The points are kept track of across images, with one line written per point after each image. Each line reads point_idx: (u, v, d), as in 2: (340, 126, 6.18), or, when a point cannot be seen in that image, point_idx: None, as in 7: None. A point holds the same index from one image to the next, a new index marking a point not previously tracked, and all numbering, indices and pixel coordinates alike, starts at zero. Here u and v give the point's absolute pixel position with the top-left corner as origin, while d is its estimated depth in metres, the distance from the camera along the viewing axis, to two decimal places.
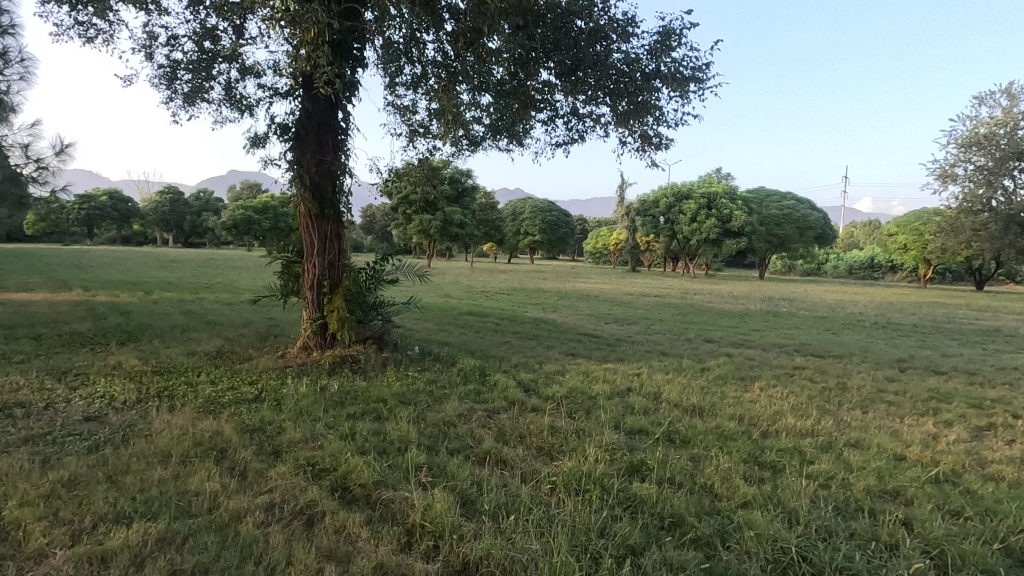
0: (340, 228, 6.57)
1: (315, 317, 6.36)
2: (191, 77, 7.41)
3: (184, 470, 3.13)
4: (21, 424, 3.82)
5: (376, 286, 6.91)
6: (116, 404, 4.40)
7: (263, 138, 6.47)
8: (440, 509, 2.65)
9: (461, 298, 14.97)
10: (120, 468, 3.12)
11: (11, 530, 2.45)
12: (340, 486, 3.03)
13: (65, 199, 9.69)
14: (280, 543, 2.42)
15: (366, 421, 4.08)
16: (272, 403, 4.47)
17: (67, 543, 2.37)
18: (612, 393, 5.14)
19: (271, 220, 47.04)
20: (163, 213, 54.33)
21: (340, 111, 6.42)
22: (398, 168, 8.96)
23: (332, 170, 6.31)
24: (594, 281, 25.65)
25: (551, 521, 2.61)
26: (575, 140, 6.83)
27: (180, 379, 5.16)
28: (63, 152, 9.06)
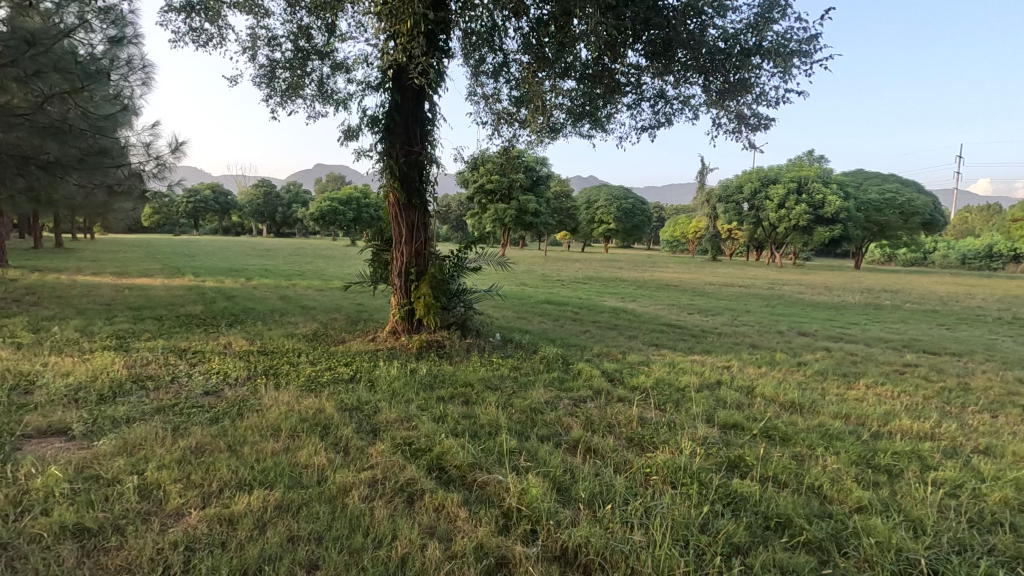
0: (426, 217, 6.74)
1: (403, 303, 6.58)
2: (288, 75, 7.84)
3: (293, 443, 3.35)
4: (153, 395, 4.26)
5: (460, 274, 7.06)
6: (230, 380, 4.79)
7: (356, 131, 6.75)
8: (536, 493, 2.67)
9: (537, 286, 14.97)
10: (239, 439, 3.39)
11: (153, 489, 2.73)
12: (437, 467, 3.11)
13: (178, 192, 10.68)
14: (385, 517, 2.53)
15: (456, 405, 4.18)
16: (367, 383, 4.71)
17: (200, 505, 2.60)
18: (701, 386, 4.97)
19: (355, 211, 49.27)
20: (258, 206, 58.21)
21: (427, 101, 6.57)
22: (478, 156, 9.06)
23: (419, 159, 6.48)
24: (674, 271, 24.82)
25: (650, 513, 2.56)
26: (661, 123, 6.59)
27: (283, 359, 5.54)
28: (178, 150, 9.95)
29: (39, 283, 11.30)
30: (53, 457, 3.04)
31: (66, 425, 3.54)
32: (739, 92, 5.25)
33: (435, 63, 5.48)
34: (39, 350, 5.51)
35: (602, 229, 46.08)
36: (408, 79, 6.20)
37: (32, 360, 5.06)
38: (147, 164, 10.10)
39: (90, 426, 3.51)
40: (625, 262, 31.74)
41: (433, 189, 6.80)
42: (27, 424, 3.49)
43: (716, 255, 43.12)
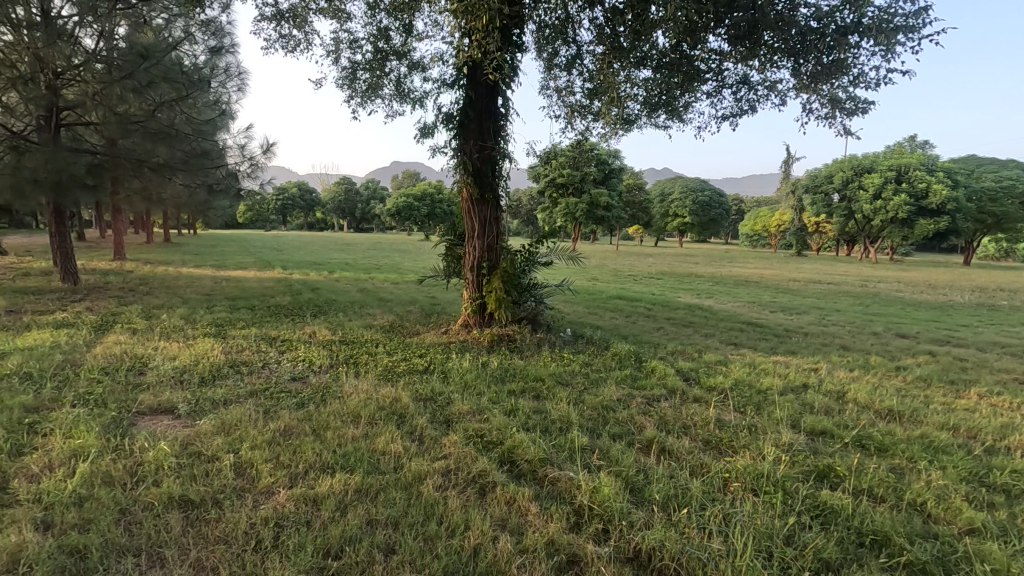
0: (498, 212, 6.80)
1: (475, 297, 6.68)
2: (368, 76, 8.14)
3: (372, 430, 3.49)
4: (247, 379, 4.59)
5: (531, 268, 7.06)
6: (314, 367, 5.07)
7: (431, 128, 6.91)
8: (608, 492, 2.62)
9: (608, 282, 14.71)
10: (323, 424, 3.58)
11: (247, 467, 2.94)
12: (509, 460, 3.13)
13: (269, 190, 11.42)
14: (458, 507, 2.58)
15: (527, 399, 4.19)
16: (440, 375, 4.83)
17: (287, 484, 2.77)
18: (785, 389, 4.68)
19: (429, 207, 50.62)
20: (339, 203, 61.24)
21: (501, 96, 6.61)
22: (551, 150, 9.01)
23: (492, 155, 6.54)
24: (755, 266, 23.60)
25: (730, 521, 2.44)
26: (743, 111, 6.26)
27: (362, 349, 5.79)
28: (269, 150, 10.64)
29: (151, 275, 12.49)
30: (163, 433, 3.34)
31: (174, 405, 3.88)
32: (834, 74, 4.87)
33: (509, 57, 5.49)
34: (151, 336, 6.10)
35: (677, 222, 44.60)
36: (483, 76, 6.27)
37: (145, 345, 5.60)
38: (242, 164, 10.79)
39: (193, 406, 3.83)
40: (702, 257, 30.54)
41: (506, 184, 6.85)
42: (141, 402, 3.86)
43: (802, 250, 40.55)
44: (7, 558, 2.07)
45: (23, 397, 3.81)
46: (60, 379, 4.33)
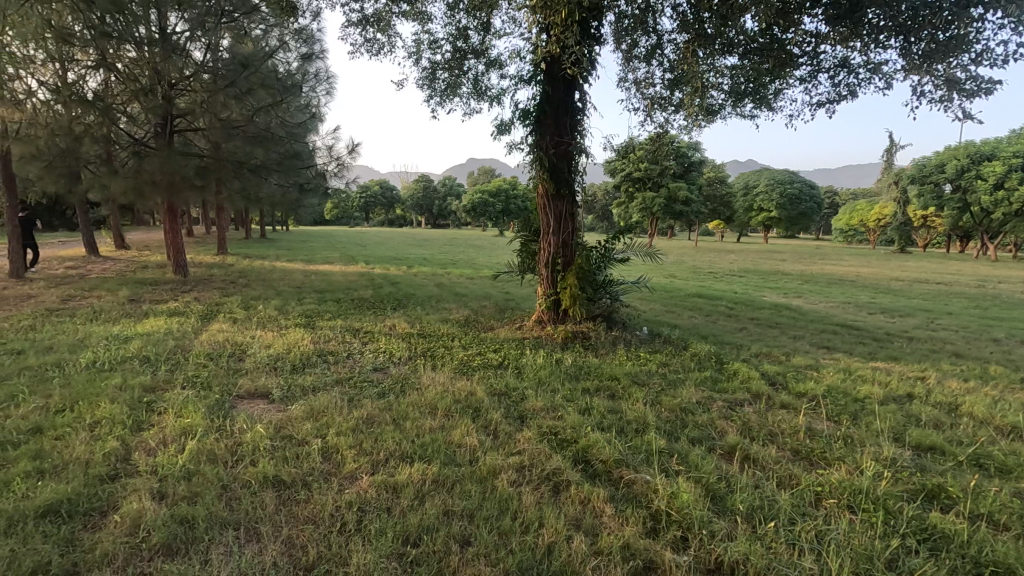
0: (574, 208, 6.73)
1: (550, 293, 6.67)
2: (447, 75, 8.31)
3: (448, 422, 3.58)
4: (333, 368, 4.85)
5: (607, 265, 6.94)
6: (395, 358, 5.27)
7: (508, 125, 6.95)
8: (687, 498, 2.52)
9: (687, 279, 14.18)
10: (402, 414, 3.71)
11: (334, 452, 3.11)
12: (583, 459, 3.09)
13: (353, 188, 11.98)
14: (533, 503, 2.58)
15: (602, 398, 4.13)
16: (514, 370, 4.87)
17: (370, 471, 2.89)
18: (886, 398, 4.30)
19: (503, 203, 51.15)
20: (417, 200, 63.34)
21: (578, 90, 6.54)
22: (628, 143, 8.79)
23: (569, 150, 6.49)
24: (850, 264, 21.87)
25: (822, 538, 2.28)
26: (842, 97, 5.80)
27: (439, 343, 5.94)
28: (354, 150, 11.15)
29: (250, 268, 13.50)
30: (259, 416, 3.61)
31: (268, 390, 4.17)
32: (951, 52, 4.40)
33: (587, 50, 5.41)
34: (249, 325, 6.59)
35: (762, 217, 42.26)
36: (561, 69, 6.23)
37: (244, 333, 6.06)
38: (330, 164, 11.37)
39: (286, 392, 4.10)
40: (789, 253, 28.76)
41: (582, 179, 6.77)
42: (241, 386, 4.18)
43: (905, 246, 37.16)
44: (129, 523, 2.31)
45: (143, 378, 4.24)
46: (173, 363, 4.78)
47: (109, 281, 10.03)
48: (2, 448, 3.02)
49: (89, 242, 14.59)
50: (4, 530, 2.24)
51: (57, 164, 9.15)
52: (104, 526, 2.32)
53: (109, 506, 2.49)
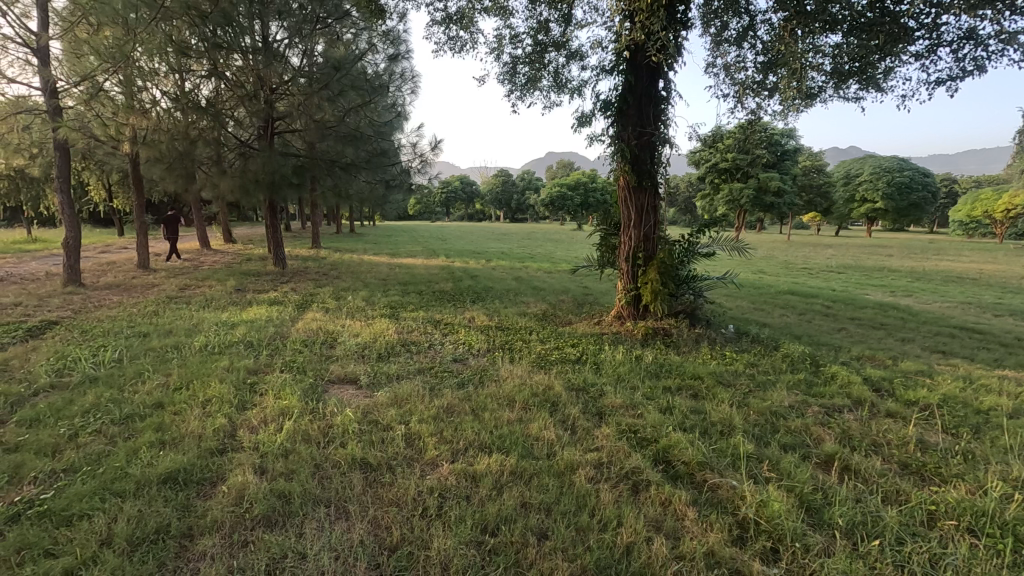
0: (657, 200, 6.52)
1: (630, 288, 6.51)
2: (528, 69, 8.32)
3: (526, 415, 3.59)
4: (416, 357, 5.03)
5: (691, 260, 6.67)
6: (474, 350, 5.37)
7: (589, 117, 6.85)
8: (778, 508, 2.37)
9: (780, 275, 13.34)
10: (481, 405, 3.77)
11: (416, 439, 3.21)
12: (664, 460, 2.99)
13: (436, 184, 12.32)
14: (611, 501, 2.53)
15: (684, 397, 3.98)
16: (592, 366, 4.81)
17: (450, 459, 2.96)
18: (1016, 412, 3.81)
19: (582, 196, 50.71)
20: (497, 194, 64.27)
21: (663, 78, 6.32)
22: (715, 132, 8.39)
23: (652, 141, 6.29)
24: (970, 260, 19.66)
25: (935, 563, 2.06)
26: (966, 73, 5.20)
27: (517, 336, 5.98)
28: (436, 147, 11.47)
29: (340, 261, 14.29)
30: (348, 401, 3.81)
31: (357, 376, 4.39)
32: None
33: (674, 36, 5.23)
34: (340, 314, 6.98)
35: (865, 208, 38.94)
36: (645, 58, 6.07)
37: (335, 322, 6.42)
38: (414, 161, 11.82)
39: (373, 379, 4.31)
40: (897, 247, 26.31)
41: (666, 170, 6.54)
42: (332, 372, 4.44)
43: None
44: (235, 494, 2.52)
45: (247, 361, 4.62)
46: (273, 348, 5.16)
47: (219, 272, 10.99)
48: (132, 420, 3.40)
49: (202, 236, 16.07)
50: (133, 492, 2.52)
51: (177, 166, 10.13)
52: (214, 495, 2.54)
53: (218, 477, 2.73)
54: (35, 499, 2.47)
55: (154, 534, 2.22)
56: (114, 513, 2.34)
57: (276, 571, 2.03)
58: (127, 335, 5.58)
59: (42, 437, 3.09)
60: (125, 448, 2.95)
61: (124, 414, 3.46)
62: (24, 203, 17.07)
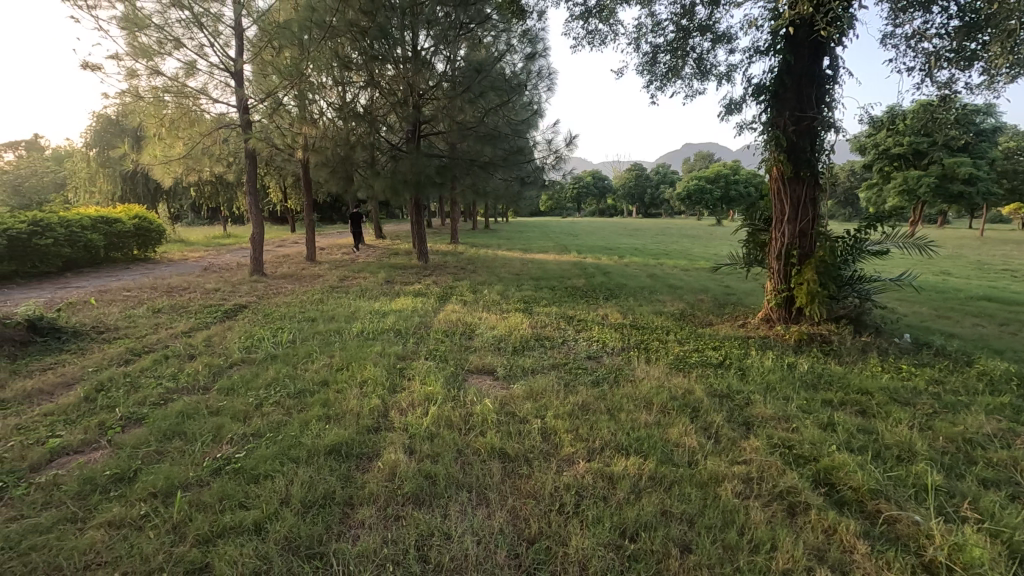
0: (817, 192, 5.87)
1: (781, 288, 5.96)
2: (669, 57, 7.97)
3: (664, 419, 3.44)
4: (549, 353, 5.07)
5: (857, 259, 5.94)
6: (608, 348, 5.28)
7: (738, 103, 6.37)
8: (979, 555, 2.00)
9: (971, 277, 11.32)
10: (617, 405, 3.68)
11: (551, 433, 3.23)
12: (825, 482, 2.68)
13: (568, 180, 12.39)
14: (763, 521, 2.32)
15: (848, 413, 3.54)
16: (737, 371, 4.48)
17: (585, 457, 2.93)
18: None
19: (723, 189, 47.51)
20: (630, 188, 62.66)
21: (828, 55, 5.67)
22: (890, 113, 7.34)
23: (813, 125, 5.67)
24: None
25: None
26: None
27: (653, 336, 5.76)
28: (571, 143, 11.49)
29: (476, 256, 14.92)
30: (487, 391, 3.95)
31: (494, 368, 4.54)
32: None
33: (845, 7, 4.66)
34: (477, 307, 7.27)
35: None
36: (813, 34, 5.50)
37: (473, 314, 6.71)
38: (548, 158, 12.14)
39: (508, 371, 4.42)
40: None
41: (829, 158, 5.86)
42: (471, 362, 4.64)
43: None
44: (388, 471, 2.73)
45: (397, 348, 5.00)
46: (418, 337, 5.52)
47: (371, 265, 12.07)
48: (304, 394, 3.86)
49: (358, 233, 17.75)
50: (305, 459, 2.85)
51: (339, 169, 11.28)
52: (370, 469, 2.78)
53: (374, 452, 2.99)
54: (232, 457, 2.90)
55: (322, 499, 2.49)
56: (291, 477, 2.66)
57: (424, 547, 2.16)
58: (299, 319, 6.34)
59: (236, 404, 3.62)
60: (298, 419, 3.35)
61: (297, 389, 3.93)
62: (222, 205, 20.18)
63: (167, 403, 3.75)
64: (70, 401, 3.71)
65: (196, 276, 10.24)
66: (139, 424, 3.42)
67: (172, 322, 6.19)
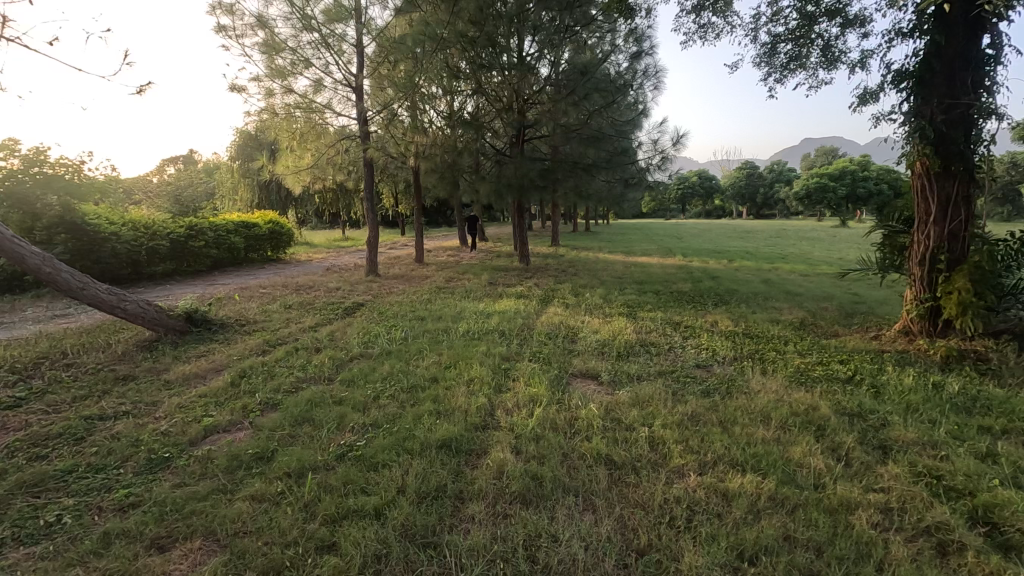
0: (972, 188, 5.15)
1: (925, 297, 5.30)
2: (791, 46, 7.42)
3: (785, 436, 3.20)
4: (655, 359, 4.91)
5: (1022, 266, 5.15)
6: (718, 357, 5.01)
7: (875, 92, 5.78)
8: None
9: None
10: (731, 418, 3.48)
11: (659, 443, 3.13)
12: (985, 521, 2.34)
13: (674, 180, 12.00)
14: (907, 558, 2.08)
15: (1011, 444, 3.07)
16: (870, 388, 4.05)
17: (697, 470, 2.80)
18: None
19: (850, 187, 43.23)
20: (740, 188, 59.10)
21: (988, 33, 4.98)
22: None
23: (968, 113, 5.00)
24: None
25: None
26: None
27: (769, 345, 5.38)
28: (678, 143, 11.12)
29: (577, 258, 14.84)
30: (592, 396, 3.91)
31: (598, 373, 4.48)
32: None
33: None
34: (579, 311, 7.23)
35: None
36: (971, 9, 4.81)
37: (576, 317, 6.68)
38: (654, 158, 11.80)
39: (613, 376, 4.34)
40: None
41: (989, 150, 5.12)
42: (575, 366, 4.62)
43: None
44: (496, 469, 2.79)
45: (501, 349, 5.11)
46: (522, 338, 5.60)
47: (475, 267, 12.43)
48: (416, 389, 4.06)
49: (463, 235, 18.37)
50: (419, 451, 3.00)
51: (446, 175, 11.76)
52: (479, 466, 2.87)
53: (482, 450, 3.07)
54: (354, 445, 3.12)
55: (434, 491, 2.60)
56: (406, 467, 2.81)
57: (532, 547, 2.18)
58: (410, 318, 6.68)
59: (356, 396, 3.90)
60: (411, 413, 3.53)
61: (410, 384, 4.15)
62: (341, 210, 21.81)
63: (297, 391, 4.13)
64: (219, 384, 4.21)
65: (320, 275, 11.18)
66: (275, 409, 3.79)
67: (300, 317, 6.80)
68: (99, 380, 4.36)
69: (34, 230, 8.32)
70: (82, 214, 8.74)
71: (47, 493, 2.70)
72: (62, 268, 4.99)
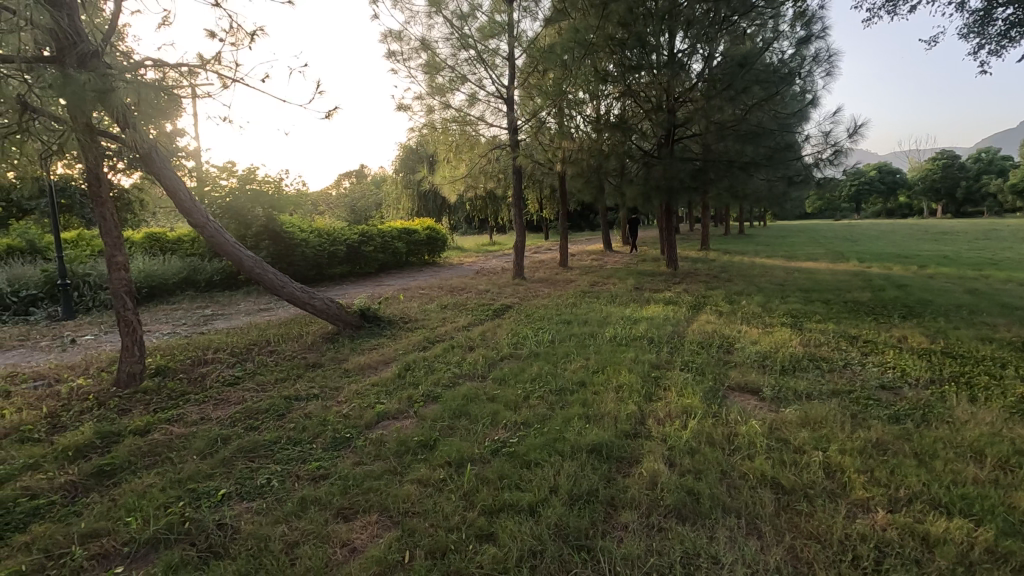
0: None
1: None
2: (1011, 10, 6.20)
3: (1006, 479, 2.66)
4: (828, 376, 4.40)
5: None
6: (909, 378, 4.32)
7: None
8: None
9: None
10: (928, 449, 2.99)
11: (835, 470, 2.80)
12: None
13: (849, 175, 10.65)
14: None
15: None
16: None
17: (887, 507, 2.45)
18: None
19: None
20: (934, 182, 50.50)
21: None
22: None
23: None
24: None
25: None
26: None
27: (980, 368, 4.51)
28: (856, 134, 9.85)
29: (731, 263, 13.86)
30: (752, 412, 3.62)
31: (759, 388, 4.13)
32: None
33: None
34: (735, 319, 6.74)
35: None
36: None
37: (731, 326, 6.24)
38: (824, 152, 10.65)
39: (777, 393, 3.97)
40: None
41: None
42: (733, 378, 4.31)
43: None
44: (649, 480, 2.71)
45: (651, 356, 4.96)
46: (672, 346, 5.38)
47: (620, 272, 12.22)
48: (565, 392, 4.10)
49: (607, 240, 18.17)
50: (570, 454, 3.03)
51: (592, 178, 11.74)
52: (631, 475, 2.81)
53: (634, 460, 3.00)
54: (507, 441, 3.25)
55: (586, 495, 2.60)
56: (558, 468, 2.85)
57: (691, 566, 2.08)
58: (557, 321, 6.78)
59: (508, 394, 4.05)
60: (561, 415, 3.58)
61: (558, 387, 4.20)
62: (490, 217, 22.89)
63: (454, 385, 4.42)
64: (388, 375, 4.67)
65: (471, 278, 11.84)
66: (435, 402, 4.08)
67: (455, 317, 7.26)
68: (294, 365, 5.10)
69: (246, 237, 10.06)
70: (280, 223, 10.34)
71: (260, 458, 3.21)
72: (269, 269, 5.91)
